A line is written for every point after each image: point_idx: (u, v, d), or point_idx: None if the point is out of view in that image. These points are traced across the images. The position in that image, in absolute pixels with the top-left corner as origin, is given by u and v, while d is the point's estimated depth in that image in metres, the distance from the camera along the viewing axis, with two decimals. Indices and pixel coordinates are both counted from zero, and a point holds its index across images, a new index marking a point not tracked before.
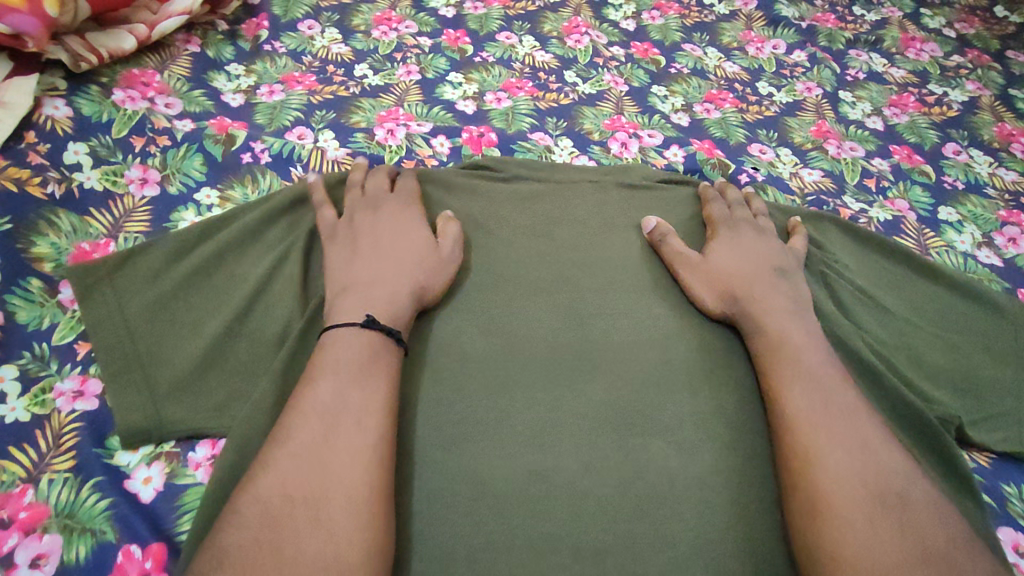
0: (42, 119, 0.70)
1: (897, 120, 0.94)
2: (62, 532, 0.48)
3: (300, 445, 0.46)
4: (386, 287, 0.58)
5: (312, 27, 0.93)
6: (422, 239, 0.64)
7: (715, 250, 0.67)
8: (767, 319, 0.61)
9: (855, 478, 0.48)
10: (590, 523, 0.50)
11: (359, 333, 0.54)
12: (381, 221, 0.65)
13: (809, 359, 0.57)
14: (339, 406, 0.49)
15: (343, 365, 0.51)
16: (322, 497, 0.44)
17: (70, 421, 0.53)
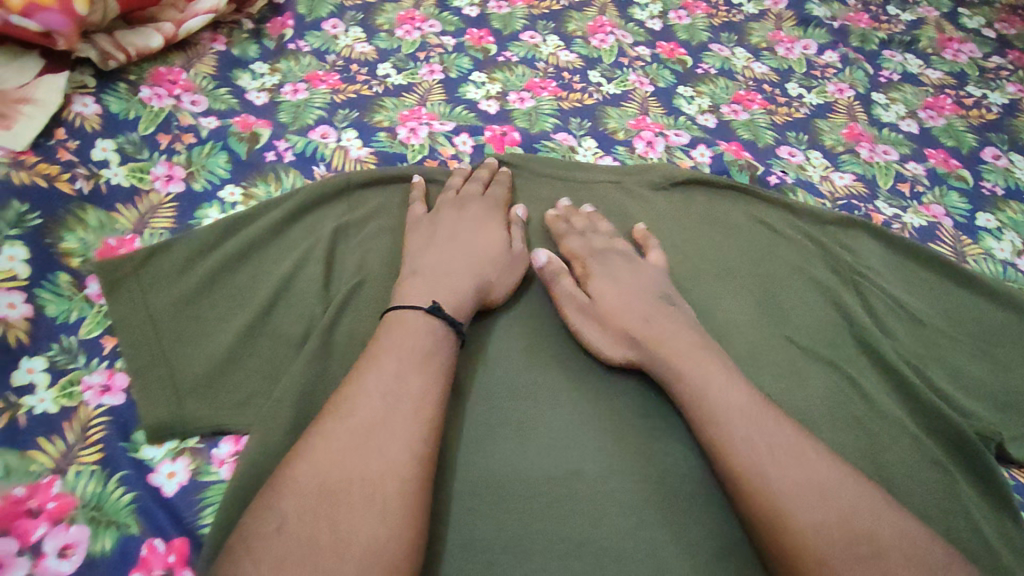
0: (71, 116, 0.71)
1: (932, 123, 0.91)
2: (89, 524, 0.48)
3: (355, 424, 0.45)
4: (453, 277, 0.58)
5: (336, 26, 0.94)
6: (495, 241, 0.63)
7: (598, 290, 0.61)
8: (673, 357, 0.53)
9: (824, 527, 0.42)
10: (611, 528, 0.49)
11: (428, 320, 0.53)
12: (457, 216, 0.65)
13: (724, 401, 0.49)
14: (386, 404, 0.46)
15: (405, 348, 0.50)
16: (361, 504, 0.42)
17: (96, 415, 0.53)
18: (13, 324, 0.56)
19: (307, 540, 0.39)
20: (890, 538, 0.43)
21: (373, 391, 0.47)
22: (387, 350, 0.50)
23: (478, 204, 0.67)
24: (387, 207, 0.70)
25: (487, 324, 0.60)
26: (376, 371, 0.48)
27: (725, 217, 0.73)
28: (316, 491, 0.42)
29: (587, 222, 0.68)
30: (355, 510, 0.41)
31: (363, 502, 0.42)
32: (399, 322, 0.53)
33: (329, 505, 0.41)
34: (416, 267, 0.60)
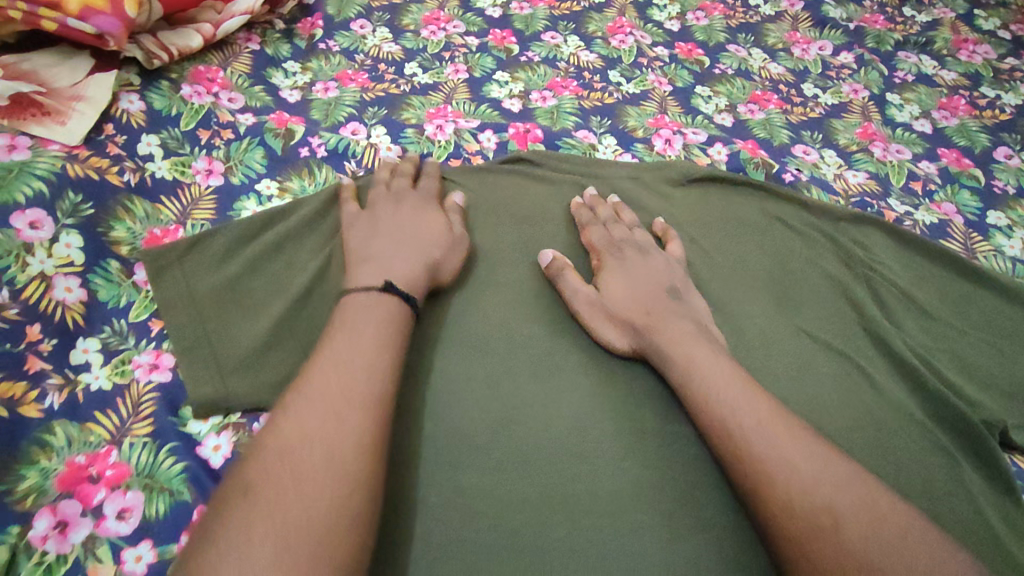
0: (118, 112, 0.74)
1: (946, 123, 0.93)
2: (144, 490, 0.52)
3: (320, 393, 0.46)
4: (403, 259, 0.60)
5: (364, 26, 0.97)
6: (435, 223, 0.65)
7: (607, 281, 0.63)
8: (676, 345, 0.56)
9: (810, 500, 0.44)
10: (631, 502, 0.52)
11: (380, 299, 0.54)
12: (394, 206, 0.67)
13: (721, 384, 0.52)
14: (335, 392, 0.45)
15: (367, 322, 0.52)
16: (313, 497, 0.40)
17: (147, 391, 0.57)
18: (70, 307, 0.59)
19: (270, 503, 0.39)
20: (878, 510, 0.44)
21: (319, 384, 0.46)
22: (336, 340, 0.50)
23: (414, 195, 0.69)
24: None
25: (511, 311, 0.63)
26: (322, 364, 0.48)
27: (741, 213, 0.75)
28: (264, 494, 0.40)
29: (611, 212, 0.71)
30: (306, 504, 0.39)
31: (318, 497, 0.40)
32: (347, 311, 0.53)
33: (284, 505, 0.39)
34: (363, 254, 0.61)
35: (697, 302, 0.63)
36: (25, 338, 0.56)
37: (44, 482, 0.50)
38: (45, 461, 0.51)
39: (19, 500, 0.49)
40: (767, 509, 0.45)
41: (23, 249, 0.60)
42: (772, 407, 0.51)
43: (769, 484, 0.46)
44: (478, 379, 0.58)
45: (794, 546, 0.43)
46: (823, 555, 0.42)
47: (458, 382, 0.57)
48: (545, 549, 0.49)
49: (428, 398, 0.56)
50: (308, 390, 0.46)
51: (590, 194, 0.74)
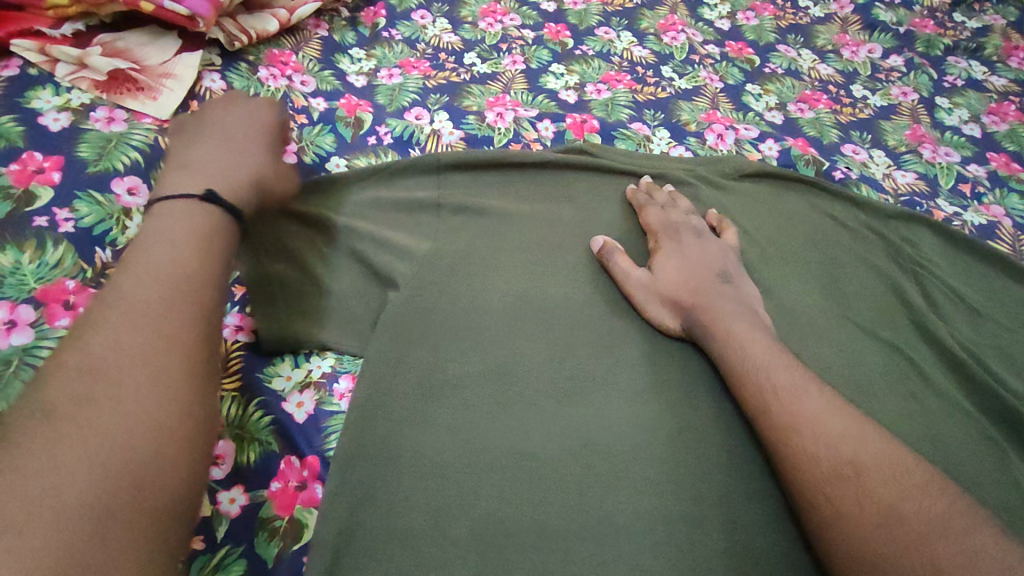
0: (202, 90, 0.78)
1: (995, 128, 0.94)
2: (234, 440, 0.55)
3: (126, 316, 0.46)
4: (223, 173, 0.63)
5: (424, 17, 1.01)
6: (258, 152, 0.69)
7: (659, 263, 0.67)
8: (719, 324, 0.60)
9: (835, 452, 0.48)
10: (689, 471, 0.54)
11: (194, 207, 0.57)
12: (218, 133, 0.69)
13: (761, 360, 0.56)
14: (127, 347, 0.45)
15: (163, 240, 0.53)
16: (129, 414, 0.42)
17: (234, 350, 0.60)
18: None
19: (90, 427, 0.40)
20: (896, 468, 0.47)
21: (109, 335, 0.45)
22: (127, 284, 0.49)
23: (235, 117, 0.72)
24: (476, 189, 0.76)
25: (572, 291, 0.66)
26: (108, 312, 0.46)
27: (792, 209, 0.78)
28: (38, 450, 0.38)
29: (667, 198, 0.75)
30: (122, 420, 0.41)
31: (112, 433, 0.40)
32: (147, 231, 0.54)
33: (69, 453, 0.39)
34: (181, 163, 0.64)
35: (748, 287, 0.66)
36: None
37: None
38: None
39: None
40: (798, 476, 0.49)
41: (123, 213, 0.63)
42: (806, 377, 0.55)
43: (801, 442, 0.49)
44: (543, 352, 0.61)
45: (819, 497, 0.47)
46: (848, 520, 0.45)
47: (525, 353, 0.60)
48: (608, 510, 0.51)
49: (495, 366, 0.59)
50: (93, 340, 0.45)
51: (647, 181, 0.77)
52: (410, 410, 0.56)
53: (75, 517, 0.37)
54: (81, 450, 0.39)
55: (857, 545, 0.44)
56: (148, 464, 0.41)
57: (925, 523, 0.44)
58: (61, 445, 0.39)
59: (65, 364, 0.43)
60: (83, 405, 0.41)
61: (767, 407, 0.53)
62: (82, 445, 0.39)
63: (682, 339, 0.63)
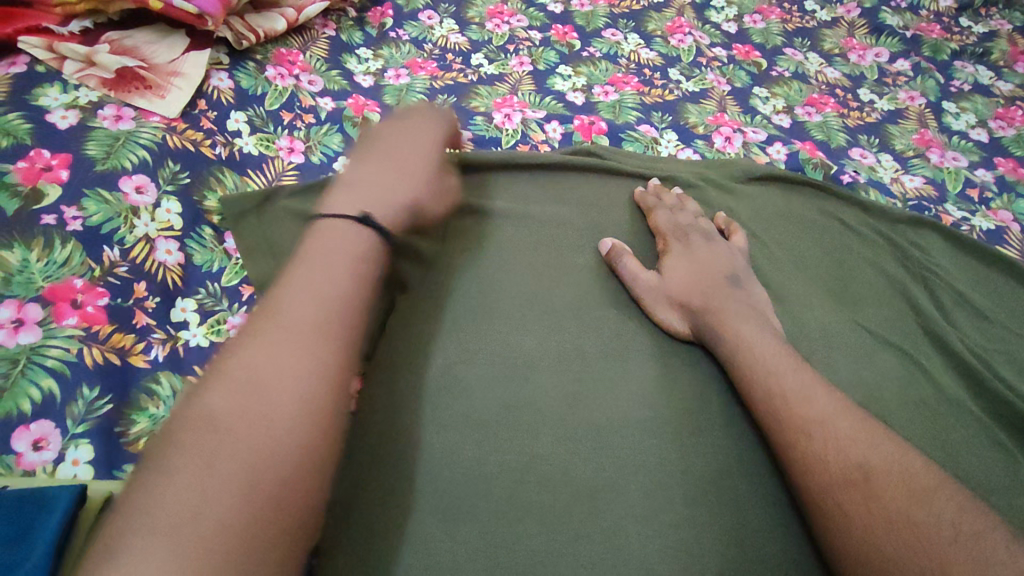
0: (210, 88, 0.78)
1: (1002, 133, 0.94)
2: None
3: (285, 329, 0.44)
4: (393, 193, 0.58)
5: (431, 17, 1.00)
6: (425, 164, 0.64)
7: (668, 265, 0.67)
8: (727, 327, 0.60)
9: (844, 456, 0.48)
10: (699, 475, 0.54)
11: (349, 227, 0.52)
12: (391, 143, 0.65)
13: (770, 363, 0.56)
14: (273, 367, 0.42)
15: (317, 254, 0.50)
16: (280, 439, 0.40)
17: None
18: (170, 269, 0.62)
19: (244, 446, 0.39)
20: (908, 473, 0.46)
21: (267, 346, 0.43)
22: (284, 295, 0.47)
23: (424, 134, 0.68)
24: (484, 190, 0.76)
25: (581, 294, 0.66)
26: (263, 326, 0.45)
27: (800, 212, 0.77)
28: (192, 457, 0.38)
29: (676, 200, 0.74)
30: (271, 444, 0.39)
31: (257, 458, 0.38)
32: (309, 241, 0.51)
33: (219, 471, 0.37)
34: (348, 180, 0.59)
35: (758, 291, 0.65)
36: (133, 294, 0.58)
37: (153, 427, 0.52)
38: (152, 408, 0.53)
39: (131, 442, 0.51)
40: (806, 478, 0.48)
41: (130, 212, 0.62)
42: (817, 382, 0.54)
43: (810, 446, 0.49)
44: (551, 354, 0.61)
45: (827, 500, 0.47)
46: (856, 522, 0.45)
47: (534, 356, 0.60)
48: (618, 514, 0.51)
49: (504, 369, 0.59)
50: (252, 348, 0.43)
51: (654, 183, 0.77)
52: (418, 412, 0.55)
53: (214, 540, 0.35)
54: (221, 473, 0.37)
55: (864, 550, 0.44)
56: (283, 493, 0.38)
57: (936, 529, 0.43)
58: (200, 468, 0.37)
59: (227, 371, 0.42)
60: (232, 421, 0.40)
61: (777, 410, 0.53)
62: (219, 465, 0.38)
63: (691, 341, 0.63)
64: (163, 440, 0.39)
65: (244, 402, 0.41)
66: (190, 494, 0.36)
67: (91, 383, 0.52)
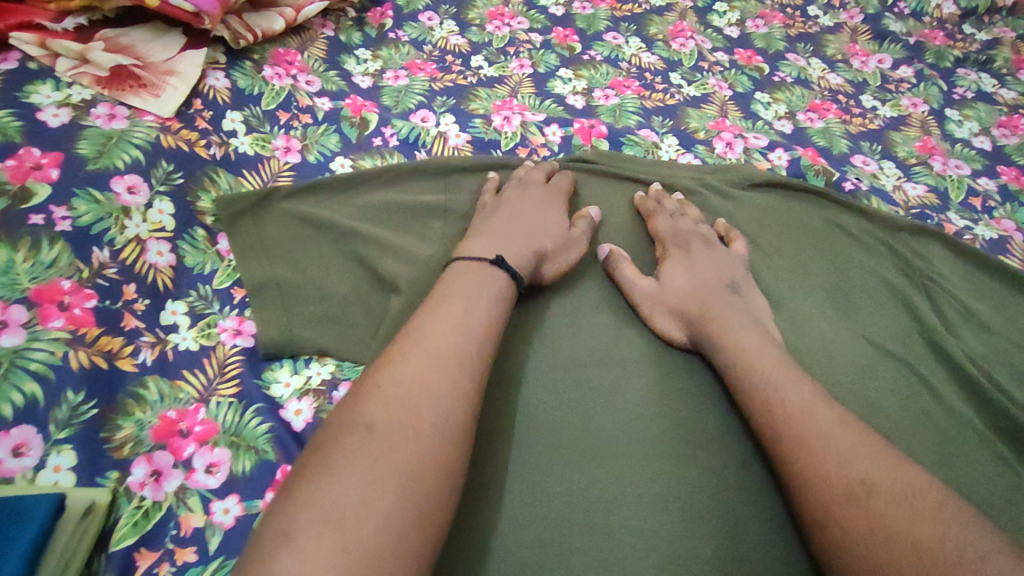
0: (205, 88, 0.77)
1: (1006, 141, 0.93)
2: (230, 447, 0.52)
3: (434, 354, 0.48)
4: (519, 241, 0.62)
5: (431, 18, 1.00)
6: (559, 219, 0.68)
7: (666, 272, 0.66)
8: (725, 335, 0.59)
9: (845, 470, 0.46)
10: (695, 486, 0.53)
11: (483, 270, 0.57)
12: (524, 196, 0.69)
13: (769, 373, 0.55)
14: (427, 393, 0.45)
15: (459, 291, 0.54)
16: (429, 452, 0.42)
17: (231, 354, 0.59)
18: (161, 270, 0.61)
19: (403, 454, 0.41)
20: (912, 491, 0.45)
21: (419, 365, 0.47)
22: (431, 323, 0.50)
23: (550, 186, 0.72)
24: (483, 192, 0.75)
25: (579, 300, 0.65)
26: (418, 353, 0.48)
27: (802, 219, 0.77)
28: (356, 457, 0.40)
29: (676, 206, 0.73)
30: (422, 455, 0.42)
31: (412, 467, 0.41)
32: (451, 279, 0.56)
33: (380, 474, 0.40)
34: (483, 230, 0.64)
35: (757, 300, 0.64)
36: (122, 296, 0.57)
37: (139, 433, 0.51)
38: (139, 413, 0.52)
39: (117, 448, 0.50)
40: (804, 491, 0.47)
41: (121, 212, 0.62)
42: (818, 393, 0.53)
43: (809, 458, 0.48)
44: (547, 362, 0.60)
45: (825, 513, 0.46)
46: (856, 536, 0.43)
47: (528, 363, 0.59)
48: (612, 525, 0.50)
49: (497, 376, 0.58)
50: (407, 366, 0.47)
51: (656, 187, 0.76)
52: None
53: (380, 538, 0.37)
54: (382, 487, 0.39)
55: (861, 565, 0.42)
56: (429, 502, 0.41)
57: (938, 546, 0.41)
58: (365, 469, 0.40)
59: (385, 384, 0.45)
60: (394, 436, 0.42)
61: (776, 421, 0.51)
62: (381, 473, 0.40)
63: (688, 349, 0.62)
64: (329, 438, 0.42)
65: (400, 414, 0.43)
66: (357, 491, 0.39)
67: (76, 387, 0.51)
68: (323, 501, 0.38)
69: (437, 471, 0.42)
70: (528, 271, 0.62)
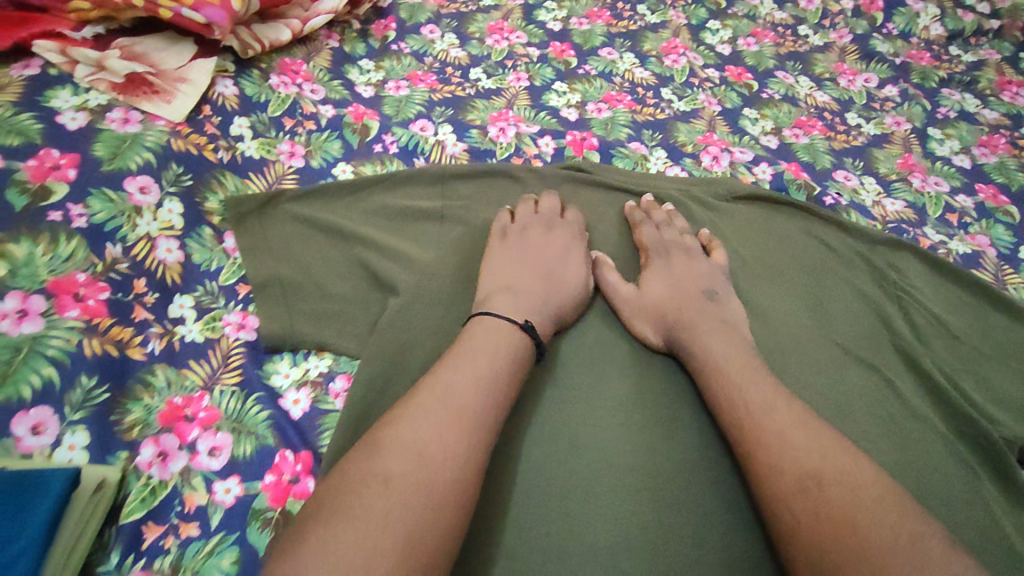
0: (215, 95, 0.81)
1: (985, 160, 0.97)
2: (232, 432, 0.55)
3: (450, 404, 0.48)
4: (540, 299, 0.63)
5: (433, 31, 1.04)
6: (578, 273, 0.68)
7: (647, 279, 0.69)
8: (697, 335, 0.62)
9: (797, 463, 0.49)
10: (667, 480, 0.56)
11: (508, 328, 0.57)
12: (541, 245, 0.69)
13: (734, 372, 0.58)
14: (438, 443, 0.46)
15: (480, 343, 0.55)
16: (433, 507, 0.42)
17: (234, 346, 0.62)
18: (169, 267, 0.64)
19: (408, 508, 0.42)
20: (860, 483, 0.47)
21: (436, 417, 0.47)
22: (452, 373, 0.51)
23: (561, 225, 0.73)
24: (477, 199, 0.78)
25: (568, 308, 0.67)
26: (436, 406, 0.48)
27: (781, 231, 0.80)
28: (361, 505, 0.41)
29: (665, 216, 0.77)
30: (426, 508, 0.42)
31: (414, 521, 0.41)
32: (475, 331, 0.56)
33: (382, 523, 0.40)
34: (505, 284, 0.64)
35: (734, 304, 0.67)
36: (133, 290, 0.61)
37: (148, 417, 0.54)
38: (148, 398, 0.56)
39: (126, 430, 0.53)
40: (761, 484, 0.51)
41: (133, 211, 0.65)
42: (776, 391, 0.56)
43: (767, 451, 0.51)
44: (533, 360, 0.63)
45: (781, 507, 0.48)
46: (807, 526, 0.46)
47: None
48: (587, 514, 0.53)
49: None
50: (424, 416, 0.47)
51: (646, 199, 0.79)
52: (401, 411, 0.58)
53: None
54: (386, 534, 0.40)
55: (809, 553, 0.45)
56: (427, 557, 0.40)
57: (879, 533, 0.44)
58: (369, 518, 0.40)
59: (399, 432, 0.46)
60: (406, 483, 0.43)
61: (738, 417, 0.55)
62: (383, 524, 0.40)
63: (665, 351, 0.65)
64: (338, 487, 0.43)
65: (411, 464, 0.44)
66: (359, 538, 0.39)
67: (89, 372, 0.54)
68: (328, 543, 0.39)
69: (437, 529, 0.42)
70: (548, 329, 0.62)
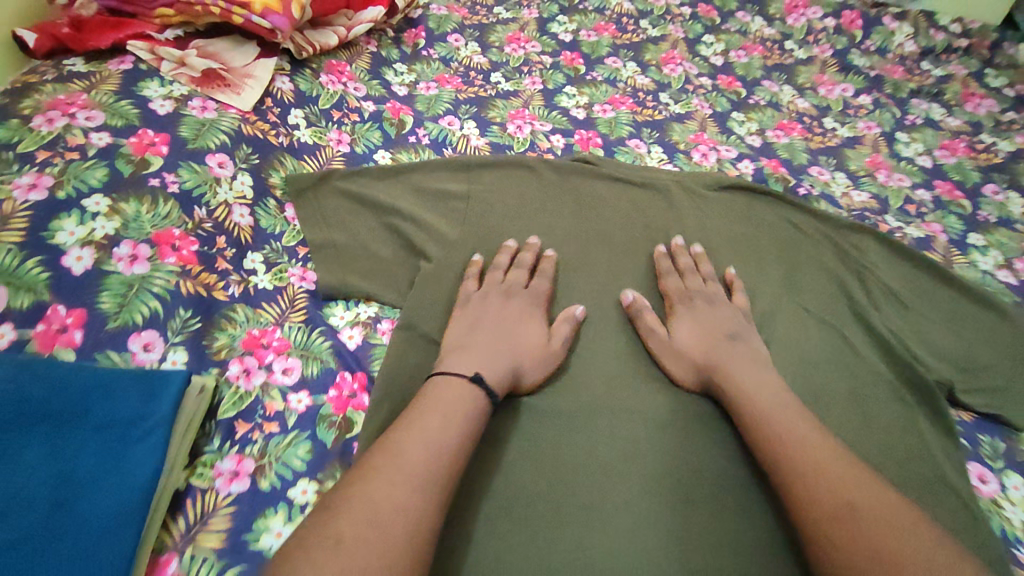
0: (274, 89, 0.94)
1: (945, 160, 1.09)
2: (301, 357, 0.68)
3: (406, 464, 0.52)
4: (498, 358, 0.67)
5: (458, 40, 1.17)
6: (537, 333, 0.72)
7: (677, 326, 0.75)
8: (720, 359, 0.70)
9: (801, 457, 0.57)
10: (652, 408, 0.70)
11: (460, 388, 0.61)
12: (503, 305, 0.74)
13: (745, 379, 0.67)
14: (393, 502, 0.49)
15: (441, 405, 0.58)
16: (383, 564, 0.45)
17: (299, 292, 0.75)
18: (242, 229, 0.77)
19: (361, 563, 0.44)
20: (857, 483, 0.54)
21: (388, 481, 0.50)
22: (406, 436, 0.55)
23: (526, 293, 0.76)
24: (498, 182, 0.91)
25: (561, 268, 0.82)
26: (390, 465, 0.52)
27: (759, 215, 0.92)
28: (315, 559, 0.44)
29: (690, 263, 0.83)
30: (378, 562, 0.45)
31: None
32: (433, 393, 0.60)
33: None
34: (465, 343, 0.68)
35: (757, 343, 0.73)
36: (216, 244, 0.74)
37: (233, 342, 0.67)
38: (231, 329, 0.68)
39: (216, 351, 0.66)
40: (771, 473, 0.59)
41: (214, 181, 0.78)
42: (778, 393, 0.65)
43: (773, 444, 0.60)
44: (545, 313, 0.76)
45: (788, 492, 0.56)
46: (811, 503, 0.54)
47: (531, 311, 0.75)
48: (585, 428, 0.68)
49: None
50: (379, 477, 0.51)
51: (672, 245, 0.86)
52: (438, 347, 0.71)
53: None
54: None
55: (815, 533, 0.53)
56: None
57: (871, 517, 0.51)
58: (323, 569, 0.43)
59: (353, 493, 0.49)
60: (357, 545, 0.45)
61: (748, 418, 0.64)
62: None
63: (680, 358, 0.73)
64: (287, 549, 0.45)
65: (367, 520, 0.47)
66: None
67: (185, 306, 0.67)
68: None
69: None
70: (505, 386, 0.66)
